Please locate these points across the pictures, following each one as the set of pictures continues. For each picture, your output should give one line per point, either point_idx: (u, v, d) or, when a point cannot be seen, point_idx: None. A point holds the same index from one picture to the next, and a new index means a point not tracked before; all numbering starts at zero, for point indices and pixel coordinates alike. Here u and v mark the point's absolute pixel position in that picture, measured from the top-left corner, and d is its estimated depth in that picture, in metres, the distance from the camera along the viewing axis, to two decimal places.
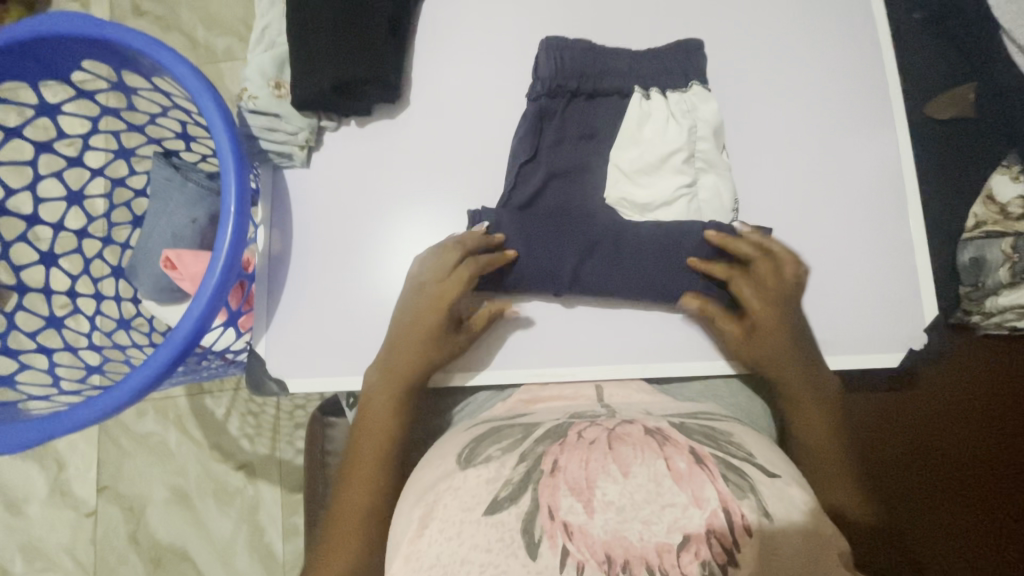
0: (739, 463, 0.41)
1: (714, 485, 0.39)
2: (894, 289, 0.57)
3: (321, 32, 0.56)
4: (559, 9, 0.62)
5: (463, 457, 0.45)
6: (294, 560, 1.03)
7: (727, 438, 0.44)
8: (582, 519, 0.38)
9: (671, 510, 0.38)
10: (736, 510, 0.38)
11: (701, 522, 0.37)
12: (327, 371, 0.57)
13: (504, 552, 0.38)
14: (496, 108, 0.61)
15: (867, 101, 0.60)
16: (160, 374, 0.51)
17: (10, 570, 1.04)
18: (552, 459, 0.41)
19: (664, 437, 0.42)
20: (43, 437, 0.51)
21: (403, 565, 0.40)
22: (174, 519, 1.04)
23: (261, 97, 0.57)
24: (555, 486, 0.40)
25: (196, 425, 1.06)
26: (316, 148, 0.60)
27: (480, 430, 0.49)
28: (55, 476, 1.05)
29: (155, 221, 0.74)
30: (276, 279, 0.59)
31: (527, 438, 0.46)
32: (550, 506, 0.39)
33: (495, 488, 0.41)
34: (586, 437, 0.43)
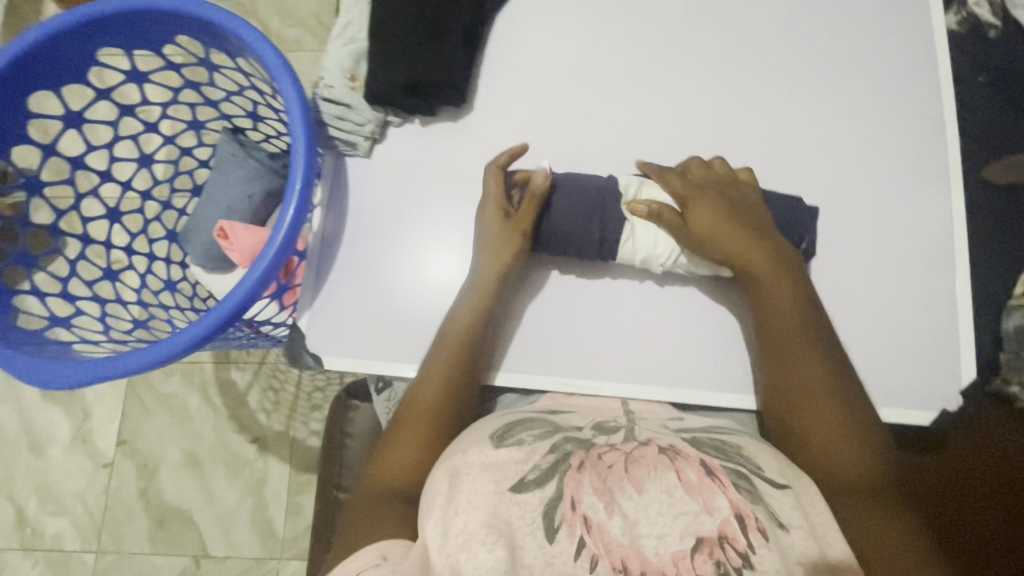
0: (750, 473, 0.47)
1: (725, 495, 0.45)
2: (934, 347, 0.57)
3: (401, 35, 0.59)
4: (632, 38, 0.65)
5: (496, 436, 0.51)
6: (293, 539, 1.03)
7: (737, 450, 0.50)
8: (601, 517, 0.44)
9: (685, 518, 0.44)
10: (748, 513, 0.44)
11: (713, 528, 0.43)
12: (364, 352, 0.59)
13: (528, 531, 0.44)
14: (557, 124, 0.63)
15: (924, 157, 0.60)
16: (208, 332, 0.54)
17: (25, 508, 1.07)
18: (579, 459, 0.48)
19: (675, 452, 0.48)
20: (92, 376, 0.54)
21: (431, 527, 0.45)
22: (184, 481, 1.07)
23: (337, 87, 0.60)
24: (580, 481, 0.46)
25: (219, 393, 1.09)
26: (379, 141, 0.62)
27: (509, 415, 0.55)
28: (80, 423, 1.10)
29: (215, 191, 0.79)
30: (326, 256, 0.60)
31: (556, 432, 0.52)
32: (573, 498, 0.45)
33: (523, 470, 0.48)
34: (605, 459, 0.48)
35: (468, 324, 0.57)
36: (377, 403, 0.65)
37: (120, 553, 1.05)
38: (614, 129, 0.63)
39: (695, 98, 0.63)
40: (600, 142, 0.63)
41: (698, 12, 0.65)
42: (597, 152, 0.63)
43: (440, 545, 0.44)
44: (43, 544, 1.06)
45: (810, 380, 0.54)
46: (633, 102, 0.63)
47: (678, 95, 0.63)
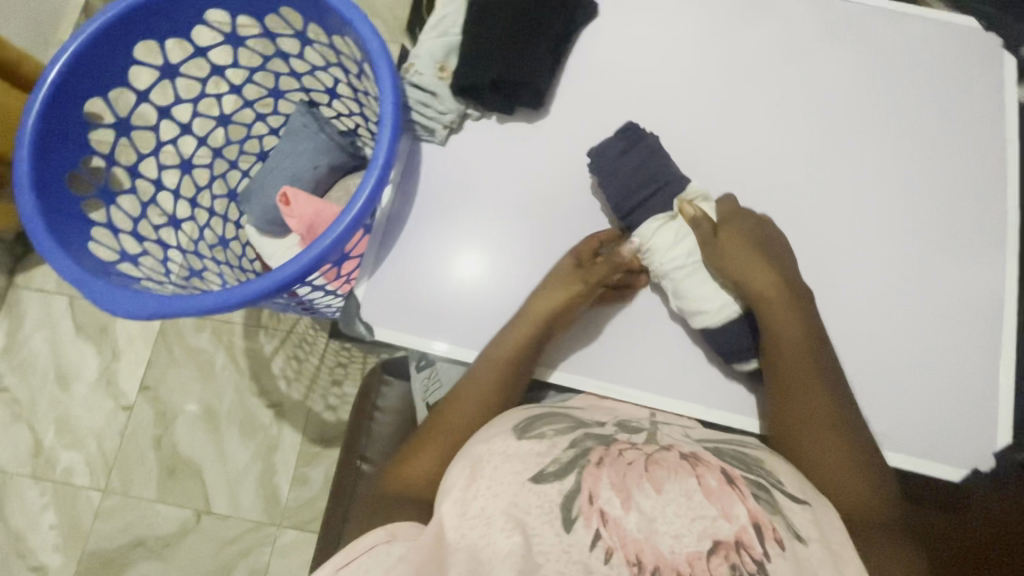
0: (769, 487, 0.48)
1: (743, 504, 0.46)
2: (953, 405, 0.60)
3: (496, 35, 0.62)
4: (708, 71, 0.67)
5: (519, 428, 0.52)
6: (294, 508, 1.05)
7: (757, 464, 0.51)
8: (618, 512, 0.45)
9: (702, 521, 0.44)
10: (766, 523, 0.45)
11: (730, 532, 0.44)
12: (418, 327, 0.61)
13: (543, 520, 0.45)
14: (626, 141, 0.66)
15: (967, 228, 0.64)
16: (275, 286, 0.55)
17: (43, 438, 1.10)
18: (598, 455, 0.49)
19: (696, 458, 0.49)
20: (162, 312, 0.54)
21: (451, 510, 0.47)
22: (198, 435, 1.09)
23: (425, 75, 0.64)
24: (597, 476, 0.47)
25: (245, 354, 1.12)
26: (456, 132, 0.65)
27: (532, 409, 0.56)
28: (107, 364, 1.13)
29: (282, 158, 0.83)
30: (390, 232, 0.63)
31: (577, 428, 0.53)
32: (590, 493, 0.46)
33: (543, 462, 0.48)
34: (625, 455, 0.49)
35: (514, 358, 0.58)
36: (416, 380, 0.68)
37: (126, 495, 1.07)
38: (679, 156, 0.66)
39: (761, 137, 0.66)
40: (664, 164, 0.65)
41: (774, 56, 0.68)
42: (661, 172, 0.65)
43: (455, 524, 0.46)
44: (53, 475, 1.08)
45: (817, 411, 0.55)
46: (700, 133, 0.66)
47: (745, 133, 0.66)
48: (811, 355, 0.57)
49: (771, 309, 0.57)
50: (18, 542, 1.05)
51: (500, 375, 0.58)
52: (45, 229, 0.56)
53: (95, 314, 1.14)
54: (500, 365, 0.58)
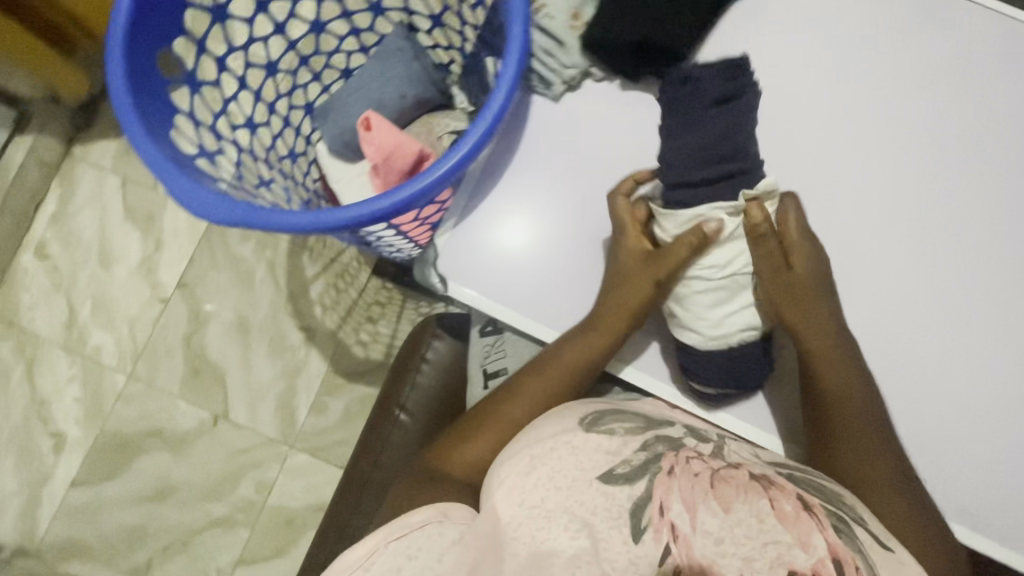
0: (851, 522, 0.45)
1: (823, 535, 0.42)
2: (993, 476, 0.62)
3: None
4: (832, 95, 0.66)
5: (587, 421, 0.52)
6: (309, 433, 1.05)
7: (839, 499, 0.48)
8: (687, 529, 0.43)
9: (775, 547, 0.41)
10: (847, 558, 0.41)
11: (807, 565, 0.40)
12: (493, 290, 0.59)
13: (610, 523, 0.45)
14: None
15: None
16: (358, 219, 0.51)
17: (79, 312, 1.11)
18: (668, 463, 0.47)
19: (770, 481, 0.46)
20: (242, 222, 0.52)
21: (507, 497, 0.47)
22: (227, 342, 1.09)
23: (556, 19, 0.57)
24: (667, 486, 0.45)
25: (286, 272, 1.10)
26: (573, 89, 0.60)
27: (601, 404, 0.56)
28: (150, 253, 1.12)
29: (369, 80, 0.77)
30: (482, 186, 0.60)
31: (647, 429, 0.53)
32: (661, 504, 0.45)
33: (611, 462, 0.48)
34: (693, 466, 0.47)
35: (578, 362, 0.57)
36: (477, 346, 0.67)
37: (150, 385, 1.08)
38: (779, 177, 0.65)
39: (867, 175, 0.65)
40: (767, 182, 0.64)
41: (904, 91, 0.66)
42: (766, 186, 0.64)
43: (514, 510, 0.46)
44: (84, 351, 1.09)
45: (869, 461, 0.55)
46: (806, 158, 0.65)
47: None
48: (844, 393, 0.57)
49: (812, 344, 0.58)
50: (41, 408, 1.08)
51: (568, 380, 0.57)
52: (134, 114, 0.53)
53: (144, 202, 1.13)
54: (569, 369, 0.57)
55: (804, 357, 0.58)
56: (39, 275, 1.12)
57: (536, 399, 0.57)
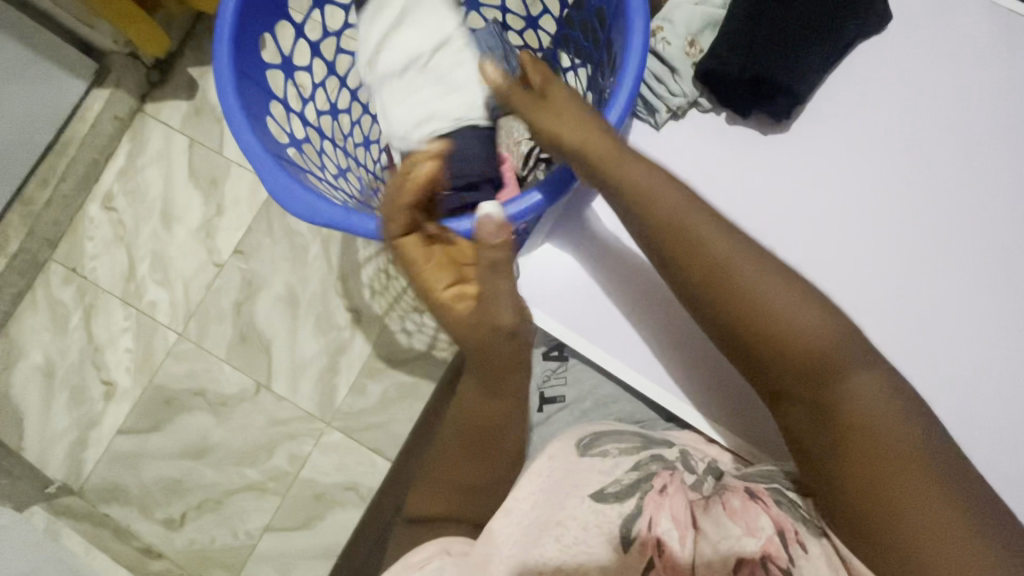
0: (793, 494, 0.52)
1: (768, 515, 0.51)
2: None
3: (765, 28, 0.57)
4: (971, 145, 0.59)
5: (582, 445, 0.60)
6: (346, 413, 1.07)
7: (782, 471, 0.55)
8: (672, 541, 0.53)
9: (731, 539, 0.51)
10: (789, 528, 0.50)
11: (756, 547, 0.50)
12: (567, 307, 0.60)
13: (602, 535, 0.54)
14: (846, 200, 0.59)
15: None
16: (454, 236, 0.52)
17: (137, 266, 1.14)
18: (661, 482, 0.57)
19: (724, 486, 0.55)
20: (338, 226, 0.52)
21: (502, 517, 0.57)
22: (275, 314, 1.10)
23: (673, 46, 0.60)
24: (658, 503, 0.55)
25: (338, 252, 1.10)
26: (676, 118, 0.61)
27: (601, 423, 0.63)
28: (210, 218, 1.14)
29: None
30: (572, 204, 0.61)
31: (640, 446, 0.60)
32: (649, 521, 0.54)
33: (605, 480, 0.57)
34: (673, 486, 0.56)
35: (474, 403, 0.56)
36: (539, 367, 0.70)
37: (198, 347, 1.11)
38: (906, 222, 0.59)
39: (1003, 231, 0.58)
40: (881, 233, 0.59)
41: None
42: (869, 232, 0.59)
43: (516, 523, 0.57)
44: (139, 305, 1.13)
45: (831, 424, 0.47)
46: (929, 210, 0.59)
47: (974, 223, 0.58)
48: (791, 380, 0.48)
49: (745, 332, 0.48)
50: (96, 354, 1.12)
51: (481, 419, 0.56)
52: (232, 86, 0.54)
53: (208, 165, 1.14)
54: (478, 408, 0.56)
55: (761, 354, 0.48)
56: (104, 226, 1.15)
57: (470, 458, 0.57)
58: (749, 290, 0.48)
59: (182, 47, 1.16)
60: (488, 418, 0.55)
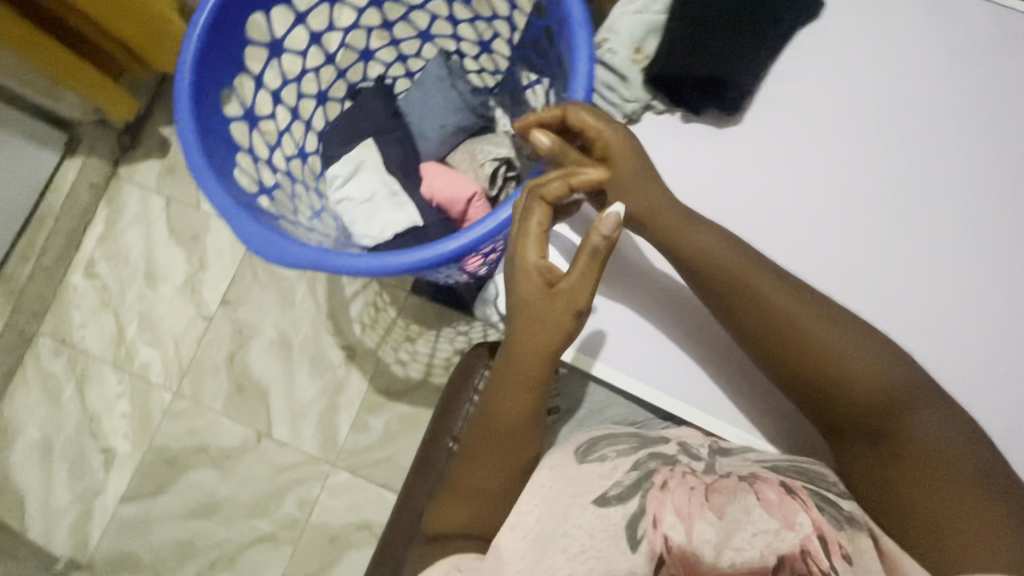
0: (835, 496, 0.53)
1: (807, 513, 0.50)
2: None
3: (701, 27, 0.59)
4: (912, 119, 0.62)
5: (581, 451, 0.59)
6: (351, 451, 1.06)
7: (822, 478, 0.55)
8: (682, 537, 0.51)
9: (766, 535, 0.50)
10: (830, 534, 0.50)
11: (795, 543, 0.49)
12: None
13: (609, 541, 0.52)
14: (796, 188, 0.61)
15: None
16: (433, 262, 0.53)
17: (127, 329, 1.13)
18: (663, 478, 0.54)
19: (755, 476, 0.54)
20: (318, 265, 0.53)
21: (507, 533, 0.55)
22: (269, 360, 1.10)
23: (619, 55, 0.62)
24: (661, 500, 0.52)
25: (325, 291, 1.11)
26: (633, 122, 0.63)
27: (597, 428, 0.62)
28: (194, 272, 1.14)
29: (410, 108, 0.79)
30: None
31: (640, 446, 0.58)
32: (654, 517, 0.52)
33: (606, 485, 0.55)
34: (687, 478, 0.54)
35: (507, 392, 0.56)
36: None
37: (195, 402, 1.10)
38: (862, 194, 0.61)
39: (954, 193, 0.61)
40: (838, 213, 0.61)
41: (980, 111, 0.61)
42: (829, 203, 0.61)
43: (515, 542, 0.54)
44: (132, 368, 1.12)
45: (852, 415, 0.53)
46: (879, 187, 0.61)
47: (924, 188, 0.61)
48: (833, 391, 0.53)
49: (777, 344, 0.55)
50: (92, 423, 1.11)
51: (515, 422, 0.56)
52: (196, 144, 0.55)
53: (188, 221, 1.15)
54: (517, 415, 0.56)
55: (788, 363, 0.54)
56: (89, 294, 1.15)
57: (498, 466, 0.57)
58: (767, 304, 0.55)
59: (151, 108, 1.17)
60: (512, 423, 0.56)
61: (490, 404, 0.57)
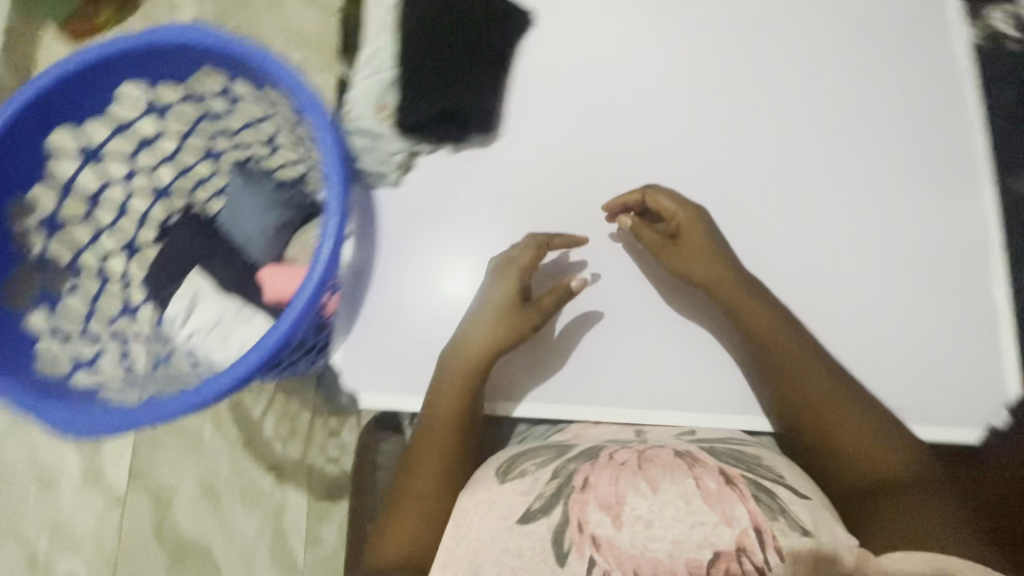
0: (769, 484, 0.50)
1: (743, 505, 0.47)
2: (933, 367, 0.58)
3: (427, 61, 0.59)
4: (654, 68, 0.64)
5: (501, 471, 0.54)
6: (315, 566, 1.03)
7: (757, 462, 0.53)
8: (610, 532, 0.46)
9: (701, 529, 0.46)
10: (765, 527, 0.46)
11: (730, 539, 0.45)
12: (381, 387, 0.57)
13: (536, 558, 0.46)
14: (591, 169, 0.63)
15: (933, 180, 0.62)
16: (246, 376, 0.52)
17: (36, 547, 1.04)
18: (584, 476, 0.51)
19: (692, 460, 0.51)
20: (132, 424, 0.53)
21: None
22: (199, 514, 1.04)
23: (365, 117, 0.60)
24: (585, 501, 0.48)
25: (233, 423, 1.07)
26: (408, 171, 0.61)
27: (513, 449, 0.58)
28: (91, 459, 1.07)
29: (227, 224, 0.77)
30: (357, 290, 0.59)
31: (559, 458, 0.55)
32: (580, 520, 0.47)
33: (528, 500, 0.50)
34: (616, 459, 0.52)
35: (463, 387, 0.55)
36: None
37: None
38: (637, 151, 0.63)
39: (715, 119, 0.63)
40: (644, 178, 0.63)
41: (838, 75, 0.64)
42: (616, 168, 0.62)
43: None
44: None
45: (828, 407, 0.55)
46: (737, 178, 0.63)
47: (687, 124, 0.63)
48: (794, 380, 0.56)
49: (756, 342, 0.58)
50: None
51: (454, 420, 0.55)
52: None
53: None
54: (457, 408, 0.55)
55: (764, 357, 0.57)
56: None
57: (438, 466, 0.54)
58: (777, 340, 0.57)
59: None
60: (451, 431, 0.55)
61: (437, 397, 0.56)
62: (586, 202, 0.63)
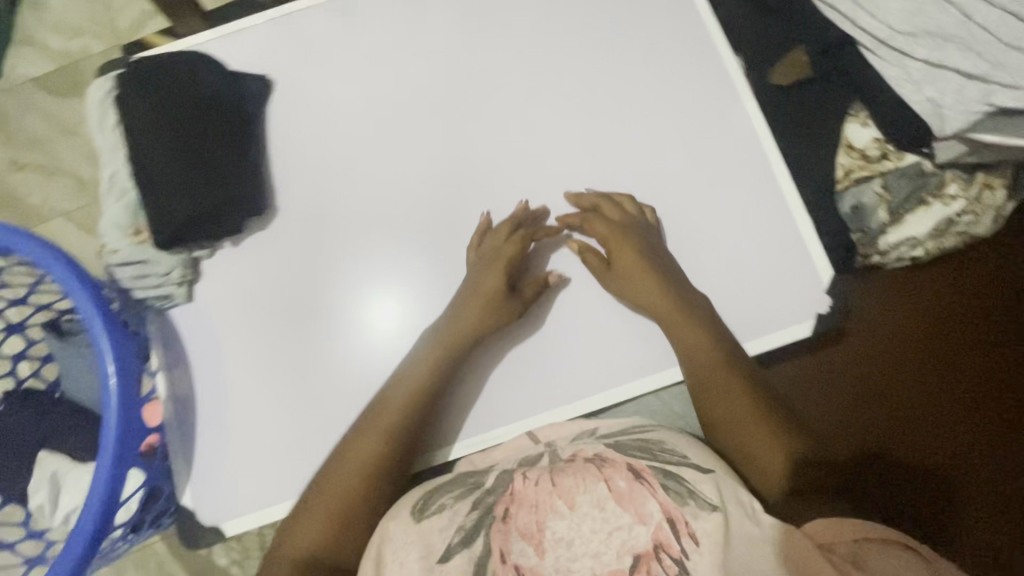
0: (674, 468, 0.48)
1: (654, 499, 0.45)
2: (773, 270, 0.57)
3: (161, 169, 0.54)
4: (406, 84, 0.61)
5: (418, 508, 0.50)
6: None
7: (660, 446, 0.51)
8: (533, 560, 0.44)
9: (619, 534, 0.43)
10: (678, 516, 0.44)
11: (648, 538, 0.43)
12: (248, 505, 0.55)
13: None
14: (376, 202, 0.60)
15: (706, 90, 0.60)
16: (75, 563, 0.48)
17: None
18: (504, 506, 0.47)
19: (603, 461, 0.49)
20: None
21: None
22: None
23: (121, 248, 0.56)
24: (506, 531, 0.46)
25: None
26: (196, 279, 0.59)
27: (428, 481, 0.53)
28: None
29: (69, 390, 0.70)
30: (185, 422, 0.57)
31: (476, 487, 0.51)
32: (502, 550, 0.45)
33: (449, 535, 0.47)
34: (530, 479, 0.49)
35: (431, 377, 0.54)
36: None
37: None
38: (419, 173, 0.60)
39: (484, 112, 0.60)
40: (433, 190, 0.60)
41: (583, 25, 0.62)
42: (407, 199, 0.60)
43: None
44: None
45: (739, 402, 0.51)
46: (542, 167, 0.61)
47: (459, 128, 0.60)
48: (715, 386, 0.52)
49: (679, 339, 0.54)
50: None
51: (413, 407, 0.53)
52: None
53: None
54: (418, 391, 0.54)
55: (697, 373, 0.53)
56: None
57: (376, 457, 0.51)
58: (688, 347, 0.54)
59: None
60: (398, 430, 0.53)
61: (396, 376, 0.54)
62: (386, 238, 0.59)
